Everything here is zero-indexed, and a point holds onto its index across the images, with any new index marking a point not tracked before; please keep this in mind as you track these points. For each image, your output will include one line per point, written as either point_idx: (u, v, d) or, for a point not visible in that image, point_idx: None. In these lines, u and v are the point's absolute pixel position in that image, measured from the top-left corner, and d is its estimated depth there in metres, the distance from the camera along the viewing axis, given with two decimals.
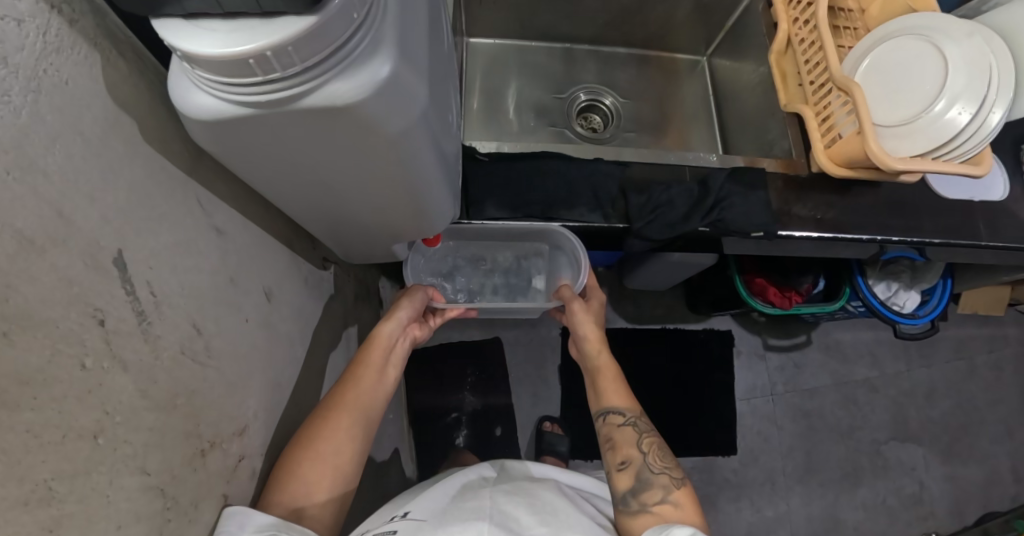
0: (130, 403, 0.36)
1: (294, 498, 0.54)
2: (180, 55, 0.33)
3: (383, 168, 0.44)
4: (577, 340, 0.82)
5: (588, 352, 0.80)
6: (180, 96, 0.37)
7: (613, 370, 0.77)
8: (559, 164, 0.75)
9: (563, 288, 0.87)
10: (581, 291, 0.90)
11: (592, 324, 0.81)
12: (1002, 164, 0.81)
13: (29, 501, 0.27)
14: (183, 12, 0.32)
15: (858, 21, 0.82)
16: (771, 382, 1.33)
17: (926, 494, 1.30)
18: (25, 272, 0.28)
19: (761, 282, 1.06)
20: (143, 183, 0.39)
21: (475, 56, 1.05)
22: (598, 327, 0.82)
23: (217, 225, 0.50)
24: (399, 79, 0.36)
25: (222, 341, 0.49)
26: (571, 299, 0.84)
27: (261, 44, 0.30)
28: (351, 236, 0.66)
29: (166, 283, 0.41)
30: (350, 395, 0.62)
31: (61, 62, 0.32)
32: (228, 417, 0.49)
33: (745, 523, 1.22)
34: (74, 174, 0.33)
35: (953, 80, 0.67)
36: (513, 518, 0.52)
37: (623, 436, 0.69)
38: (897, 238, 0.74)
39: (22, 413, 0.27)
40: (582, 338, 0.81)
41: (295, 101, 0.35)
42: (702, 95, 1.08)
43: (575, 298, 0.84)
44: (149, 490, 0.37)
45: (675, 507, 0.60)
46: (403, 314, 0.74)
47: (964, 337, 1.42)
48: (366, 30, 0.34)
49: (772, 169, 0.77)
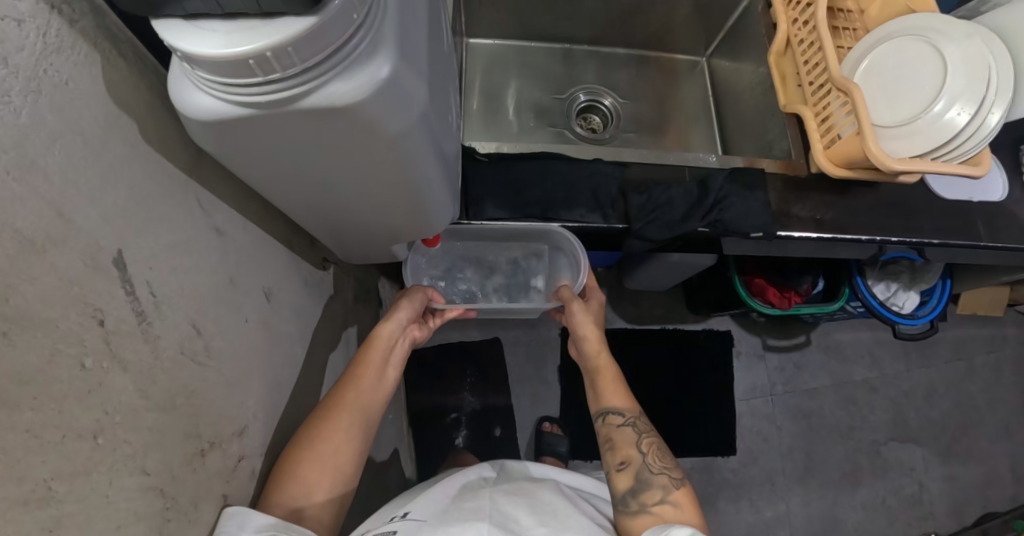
0: (129, 403, 0.36)
1: (294, 498, 0.54)
2: (180, 55, 0.33)
3: (383, 169, 0.45)
4: (577, 340, 0.82)
5: (588, 352, 0.80)
6: (180, 97, 0.37)
7: (612, 370, 0.77)
8: (559, 164, 0.75)
9: (563, 288, 0.87)
10: (580, 291, 0.90)
11: (592, 324, 0.81)
12: (1001, 165, 0.81)
13: (28, 501, 0.27)
14: (184, 13, 0.32)
15: (857, 21, 0.82)
16: (770, 382, 1.33)
17: (925, 494, 1.30)
18: (24, 272, 0.28)
19: (760, 284, 1.07)
20: (143, 183, 0.39)
21: (474, 57, 1.05)
22: (597, 327, 0.82)
23: (217, 225, 0.50)
24: (399, 79, 0.36)
25: (222, 341, 0.49)
26: (571, 300, 0.84)
27: (262, 44, 0.30)
28: (351, 237, 0.66)
29: (166, 283, 0.41)
30: (350, 396, 0.62)
31: (61, 63, 0.32)
32: (228, 417, 0.49)
33: (744, 524, 1.22)
34: (74, 174, 0.33)
35: (952, 81, 0.67)
36: (512, 519, 0.52)
37: (623, 436, 0.69)
38: (896, 238, 0.74)
39: (22, 413, 0.27)
40: (582, 338, 0.81)
41: (295, 102, 0.35)
42: (702, 96, 1.08)
43: (575, 299, 0.84)
44: (149, 491, 0.37)
45: (674, 508, 0.60)
46: (402, 314, 0.74)
47: (963, 338, 1.42)
48: (367, 31, 0.34)
49: (772, 170, 0.77)
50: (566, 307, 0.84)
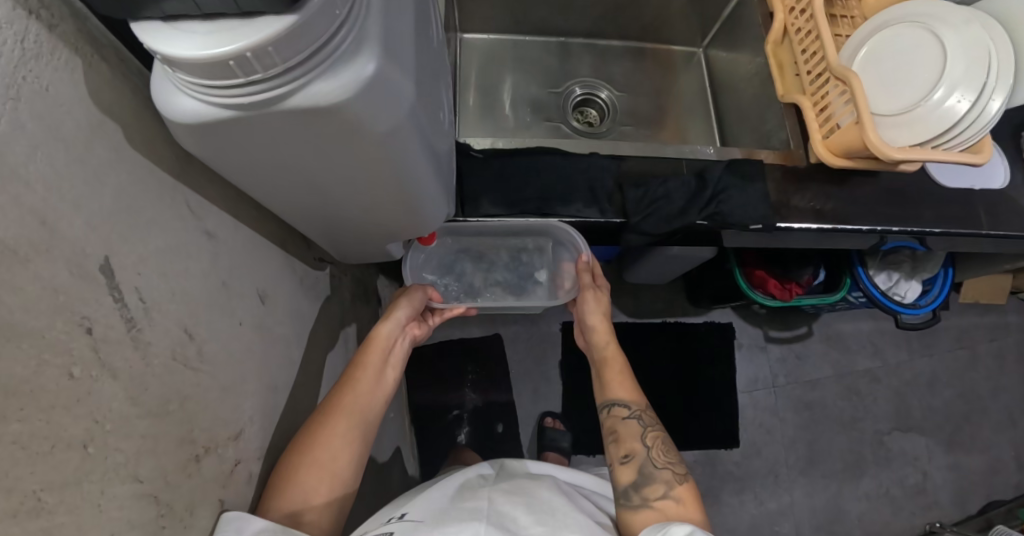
0: (120, 410, 0.36)
1: (293, 504, 0.54)
2: (161, 59, 0.32)
3: (371, 167, 0.44)
4: (586, 330, 0.82)
5: (596, 342, 0.81)
6: (165, 101, 0.37)
7: (620, 361, 0.77)
8: (555, 160, 0.74)
9: (580, 268, 0.85)
10: (588, 255, 0.87)
11: (601, 315, 0.81)
12: (1003, 152, 0.80)
13: (17, 514, 0.27)
14: (162, 14, 0.31)
15: (855, 9, 0.81)
16: (772, 374, 1.33)
17: (929, 484, 1.30)
18: (9, 283, 0.28)
19: (761, 275, 1.06)
20: (129, 188, 0.39)
21: (468, 53, 1.05)
22: (608, 317, 0.82)
23: (208, 228, 0.49)
24: (385, 76, 0.35)
25: (215, 346, 0.49)
26: (589, 287, 0.83)
27: (241, 45, 0.29)
28: (345, 237, 0.66)
29: (156, 288, 0.41)
30: (347, 400, 0.62)
31: (40, 69, 0.32)
32: (223, 422, 0.49)
33: (748, 516, 1.22)
34: (57, 182, 0.32)
35: (951, 67, 0.66)
36: (510, 518, 0.52)
37: (627, 428, 0.69)
38: (896, 228, 0.74)
39: (9, 425, 0.27)
40: (590, 329, 0.82)
41: (278, 102, 0.34)
42: (699, 87, 1.07)
43: (595, 285, 0.83)
44: (143, 498, 0.37)
45: (676, 504, 0.61)
46: (401, 313, 0.73)
47: (966, 326, 1.42)
48: (350, 28, 0.33)
49: (770, 161, 0.76)
50: (580, 295, 0.84)
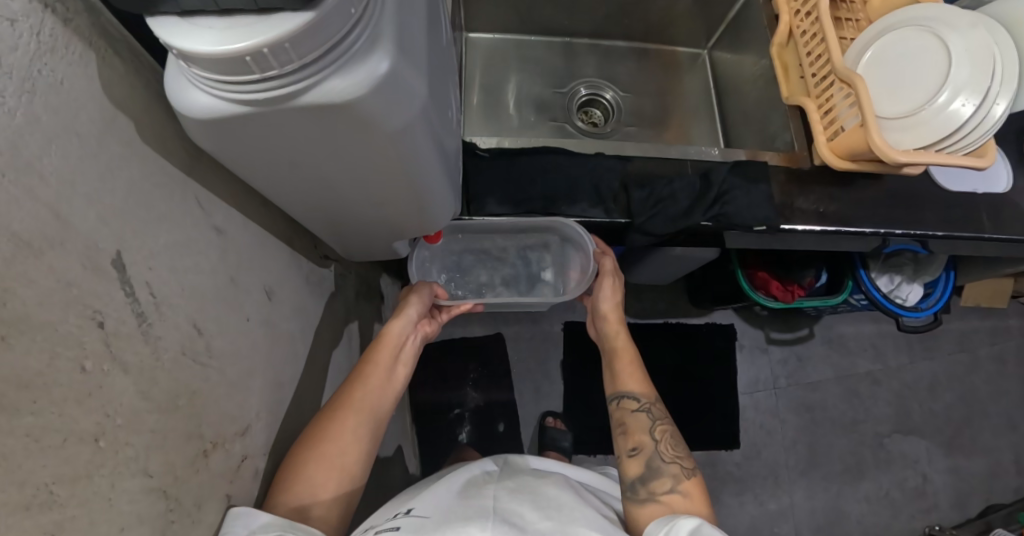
0: (131, 405, 0.36)
1: (300, 497, 0.54)
2: (176, 53, 0.32)
3: (382, 165, 0.44)
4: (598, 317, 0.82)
5: (607, 332, 0.81)
6: (179, 96, 0.37)
7: (630, 353, 0.77)
8: (560, 159, 0.75)
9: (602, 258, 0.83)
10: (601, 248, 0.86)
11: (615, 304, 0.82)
12: (1006, 156, 0.81)
13: (29, 506, 0.27)
14: (178, 10, 0.31)
15: (860, 12, 0.81)
16: (773, 376, 1.33)
17: (929, 487, 1.30)
18: (24, 275, 0.28)
19: (763, 277, 1.07)
20: (140, 183, 0.39)
21: (473, 52, 1.05)
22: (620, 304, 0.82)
23: (216, 224, 0.49)
24: (399, 75, 0.35)
25: (223, 341, 0.49)
26: (609, 272, 0.82)
27: (259, 41, 0.30)
28: (352, 234, 0.66)
29: (166, 283, 0.41)
30: (357, 395, 0.62)
31: (55, 62, 0.32)
32: (230, 417, 0.49)
33: (748, 517, 1.22)
34: (71, 176, 0.32)
35: (955, 71, 0.66)
36: (517, 514, 0.52)
37: (636, 421, 0.69)
38: (899, 231, 0.74)
39: (22, 418, 0.27)
40: (602, 316, 0.82)
41: (292, 99, 0.34)
42: (703, 88, 1.07)
43: (615, 273, 0.82)
44: (152, 492, 0.37)
45: (683, 498, 0.61)
46: (413, 311, 0.73)
47: (967, 329, 1.42)
48: (365, 26, 0.33)
49: (774, 163, 0.76)
50: (597, 280, 0.83)
